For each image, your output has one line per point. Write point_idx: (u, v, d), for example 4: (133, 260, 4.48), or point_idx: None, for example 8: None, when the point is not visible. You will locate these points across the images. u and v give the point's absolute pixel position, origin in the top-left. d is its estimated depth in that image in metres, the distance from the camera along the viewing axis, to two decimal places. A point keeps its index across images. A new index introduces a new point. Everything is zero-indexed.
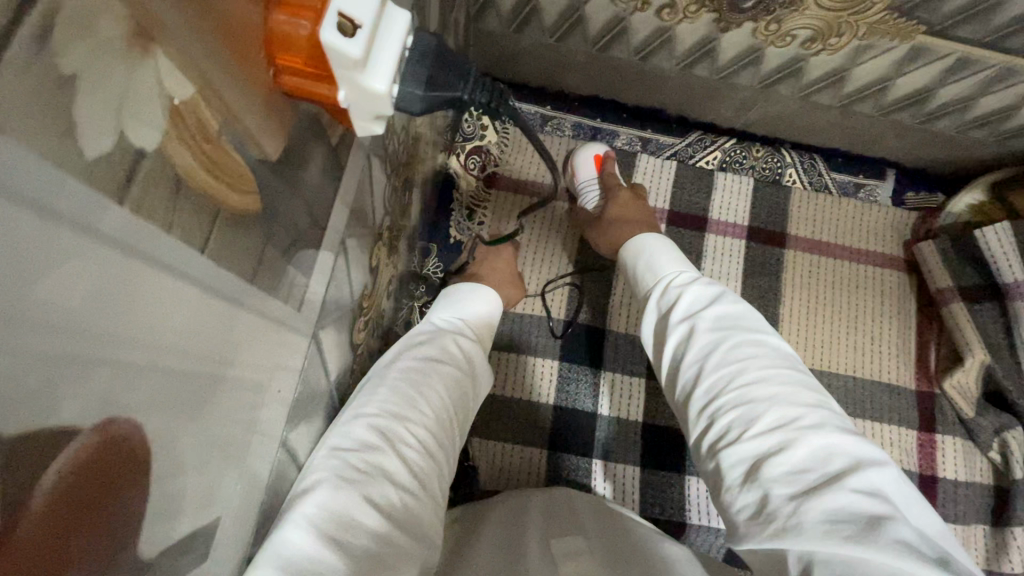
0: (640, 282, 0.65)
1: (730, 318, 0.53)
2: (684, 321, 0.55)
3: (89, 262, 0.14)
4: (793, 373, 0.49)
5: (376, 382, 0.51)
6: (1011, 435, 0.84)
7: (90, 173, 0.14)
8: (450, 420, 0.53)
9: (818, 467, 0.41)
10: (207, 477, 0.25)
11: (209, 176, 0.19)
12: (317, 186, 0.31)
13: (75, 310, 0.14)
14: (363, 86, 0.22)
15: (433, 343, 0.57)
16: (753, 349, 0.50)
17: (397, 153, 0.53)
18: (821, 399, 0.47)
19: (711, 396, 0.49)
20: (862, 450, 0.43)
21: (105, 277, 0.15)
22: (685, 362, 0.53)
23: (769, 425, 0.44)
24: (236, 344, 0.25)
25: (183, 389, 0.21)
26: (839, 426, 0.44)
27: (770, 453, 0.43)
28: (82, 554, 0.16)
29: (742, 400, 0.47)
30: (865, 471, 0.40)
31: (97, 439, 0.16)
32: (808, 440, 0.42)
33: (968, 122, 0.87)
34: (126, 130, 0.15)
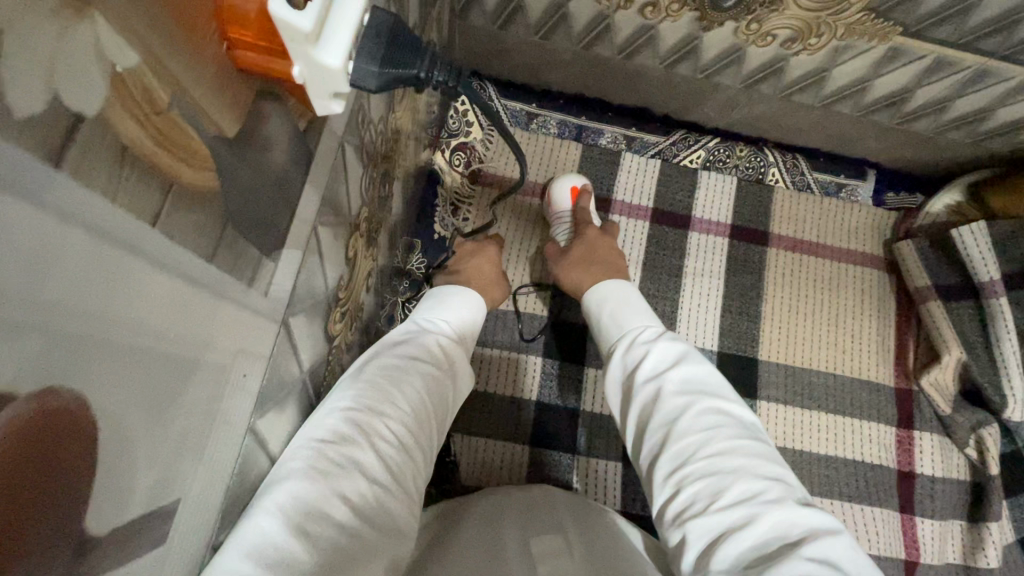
0: (602, 340, 0.69)
1: (694, 384, 0.56)
2: (650, 382, 0.58)
3: (23, 225, 0.14)
4: (754, 444, 0.52)
5: (356, 376, 0.51)
6: (987, 431, 0.86)
7: (23, 133, 0.14)
8: (428, 421, 0.52)
9: (777, 542, 0.43)
10: (165, 459, 0.25)
11: (159, 148, 0.19)
12: (284, 169, 0.31)
13: (6, 272, 0.14)
14: (318, 62, 0.22)
15: (413, 342, 0.57)
16: (716, 418, 0.53)
17: (375, 144, 0.52)
18: (779, 470, 0.50)
19: (677, 464, 0.51)
20: (818, 519, 0.45)
21: (43, 242, 0.15)
22: (652, 426, 0.55)
23: (733, 498, 0.47)
24: (194, 327, 0.24)
25: (136, 367, 0.21)
26: (796, 498, 0.47)
27: (734, 527, 0.45)
28: (21, 526, 0.16)
29: (707, 471, 0.49)
30: (821, 542, 0.43)
31: (32, 408, 0.16)
32: (769, 514, 0.45)
33: (945, 123, 0.88)
34: (64, 93, 0.15)
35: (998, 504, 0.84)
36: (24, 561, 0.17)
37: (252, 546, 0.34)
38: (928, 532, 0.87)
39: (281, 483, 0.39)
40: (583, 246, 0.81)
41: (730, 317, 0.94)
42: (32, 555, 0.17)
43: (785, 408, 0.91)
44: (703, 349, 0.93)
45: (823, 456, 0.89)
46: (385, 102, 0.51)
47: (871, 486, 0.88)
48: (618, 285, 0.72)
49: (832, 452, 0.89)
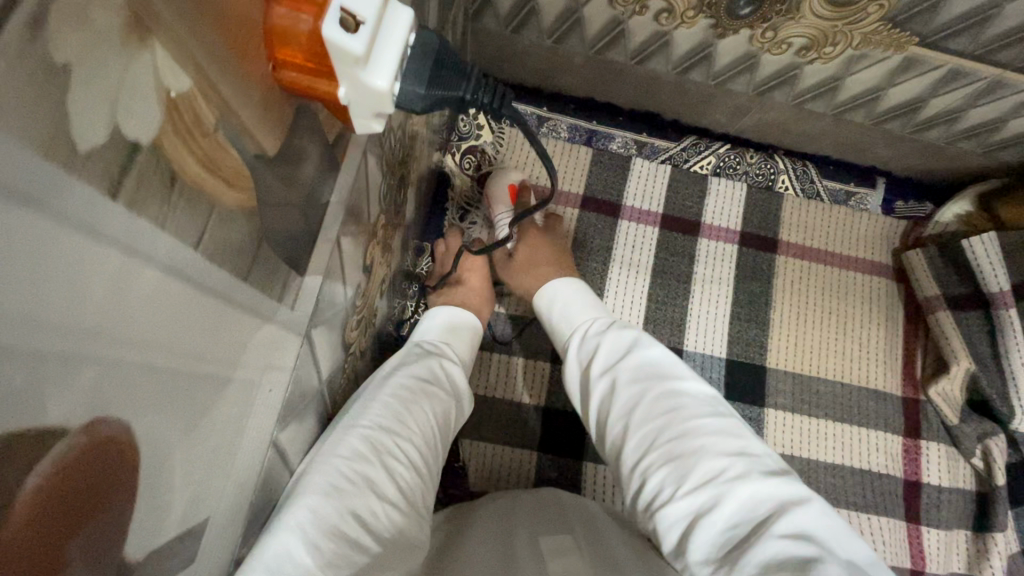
0: (558, 336, 0.70)
1: (647, 368, 0.57)
2: (604, 375, 0.59)
3: (82, 258, 0.14)
4: (715, 420, 0.52)
5: (369, 395, 0.51)
6: (993, 441, 0.86)
7: (83, 168, 0.13)
8: (436, 442, 0.53)
9: (747, 522, 0.44)
10: (198, 479, 0.24)
11: (206, 173, 0.19)
12: (314, 183, 0.30)
13: (64, 308, 0.14)
14: (364, 83, 0.21)
15: (422, 363, 0.57)
16: (674, 400, 0.54)
17: (393, 150, 0.52)
18: (743, 442, 0.50)
19: (640, 452, 0.52)
20: (786, 490, 0.46)
21: (98, 274, 0.15)
22: (613, 418, 0.56)
23: (698, 481, 0.47)
24: (228, 346, 0.24)
25: (176, 390, 0.21)
26: (762, 469, 0.47)
27: (703, 510, 0.46)
28: (70, 557, 0.16)
29: (669, 456, 0.50)
30: (791, 514, 0.43)
31: (83, 441, 0.16)
32: (734, 494, 0.45)
33: (958, 133, 0.88)
34: (121, 122, 0.15)
35: (1003, 515, 0.84)
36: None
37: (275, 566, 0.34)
38: (933, 541, 0.87)
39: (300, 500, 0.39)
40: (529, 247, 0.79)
41: (738, 323, 0.94)
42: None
43: (793, 415, 0.91)
44: (712, 355, 0.93)
45: (830, 463, 0.89)
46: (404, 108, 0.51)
47: (877, 494, 0.88)
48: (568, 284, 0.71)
49: (838, 460, 0.89)
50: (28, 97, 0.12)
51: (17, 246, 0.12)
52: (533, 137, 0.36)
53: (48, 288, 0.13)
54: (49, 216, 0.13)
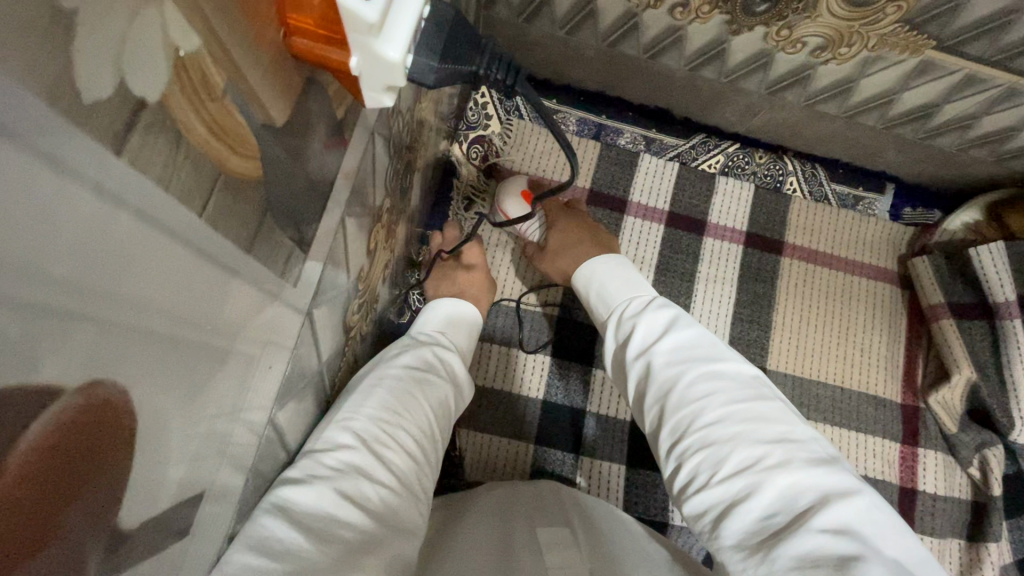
0: (596, 311, 0.70)
1: (685, 351, 0.57)
2: (640, 357, 0.59)
3: (85, 214, 0.14)
4: (754, 406, 0.52)
5: (360, 386, 0.50)
6: (992, 452, 0.86)
7: (84, 122, 0.13)
8: (433, 430, 0.52)
9: (785, 510, 0.44)
10: (195, 452, 0.24)
11: (212, 138, 0.19)
12: (321, 158, 0.30)
13: (58, 263, 0.13)
14: (376, 53, 0.21)
15: (416, 354, 0.57)
16: (711, 385, 0.53)
17: (401, 134, 0.52)
18: (784, 429, 0.50)
19: (676, 437, 0.53)
20: (829, 482, 0.46)
21: (98, 234, 0.14)
22: (648, 401, 0.56)
23: (733, 468, 0.48)
24: (229, 318, 0.24)
25: (176, 357, 0.20)
26: (803, 458, 0.47)
27: (739, 499, 0.46)
28: (62, 519, 0.16)
29: (706, 443, 0.50)
30: (831, 507, 0.43)
31: (78, 403, 0.15)
32: (774, 483, 0.46)
33: (968, 141, 0.87)
34: (128, 79, 0.14)
35: (998, 525, 0.85)
36: (67, 551, 0.16)
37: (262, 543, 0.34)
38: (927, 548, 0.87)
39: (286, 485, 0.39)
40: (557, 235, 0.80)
41: (740, 324, 0.94)
42: (71, 548, 0.17)
43: None
44: None
45: None
46: (414, 92, 0.50)
47: None
48: (611, 259, 0.71)
49: None
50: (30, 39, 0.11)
51: (16, 197, 0.12)
52: (546, 124, 0.36)
53: (46, 241, 0.13)
54: (49, 167, 0.12)
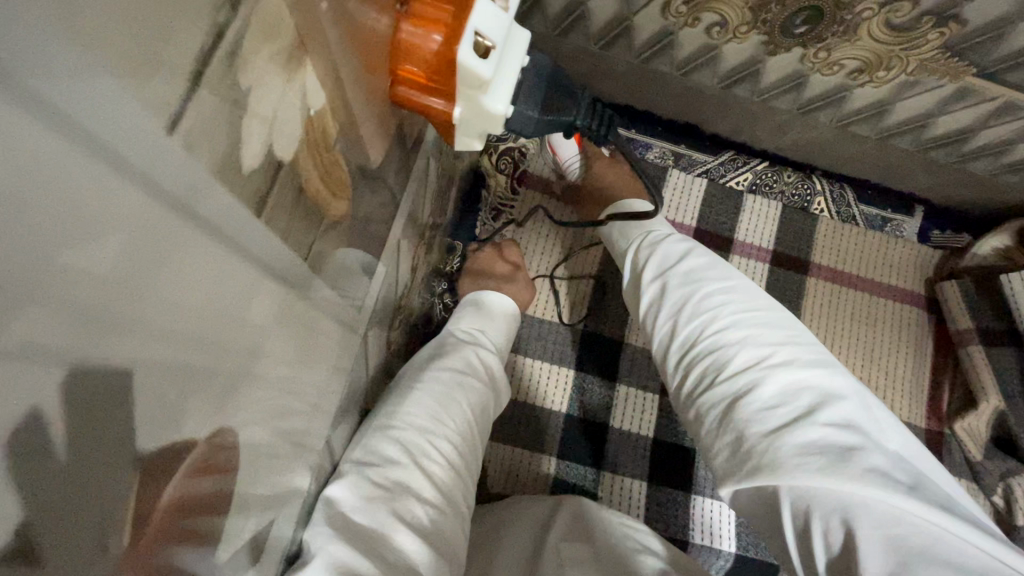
0: (616, 244, 0.72)
1: (696, 271, 0.60)
2: (657, 279, 0.62)
3: (212, 294, 0.17)
4: (762, 316, 0.56)
5: (405, 391, 0.51)
6: (1016, 482, 0.84)
7: (189, 199, 0.15)
8: (472, 433, 0.54)
9: (788, 405, 0.50)
10: (272, 480, 0.25)
11: (310, 185, 0.23)
12: (388, 190, 0.31)
13: (194, 336, 0.17)
14: (481, 102, 0.27)
15: (457, 355, 0.57)
16: (721, 297, 0.57)
17: (446, 152, 0.52)
18: (790, 334, 0.55)
19: (688, 348, 0.58)
20: (828, 381, 0.51)
21: (220, 306, 0.18)
22: (661, 317, 0.61)
23: (741, 368, 0.53)
24: (302, 347, 0.26)
25: (272, 399, 0.23)
26: (806, 359, 0.52)
27: (745, 395, 0.52)
28: (189, 547, 0.19)
29: (715, 350, 0.55)
30: (829, 403, 0.49)
31: (204, 449, 0.19)
32: (777, 379, 0.51)
33: (1001, 166, 0.87)
34: (230, 158, 0.17)
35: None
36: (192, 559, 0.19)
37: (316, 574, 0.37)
38: None
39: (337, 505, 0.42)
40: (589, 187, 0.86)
41: None
42: (196, 558, 0.20)
43: None
44: None
45: None
46: None
47: None
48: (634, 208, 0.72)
49: None
50: (164, 154, 0.14)
51: (153, 275, 0.15)
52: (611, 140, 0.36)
53: (174, 304, 0.16)
54: (173, 245, 0.15)
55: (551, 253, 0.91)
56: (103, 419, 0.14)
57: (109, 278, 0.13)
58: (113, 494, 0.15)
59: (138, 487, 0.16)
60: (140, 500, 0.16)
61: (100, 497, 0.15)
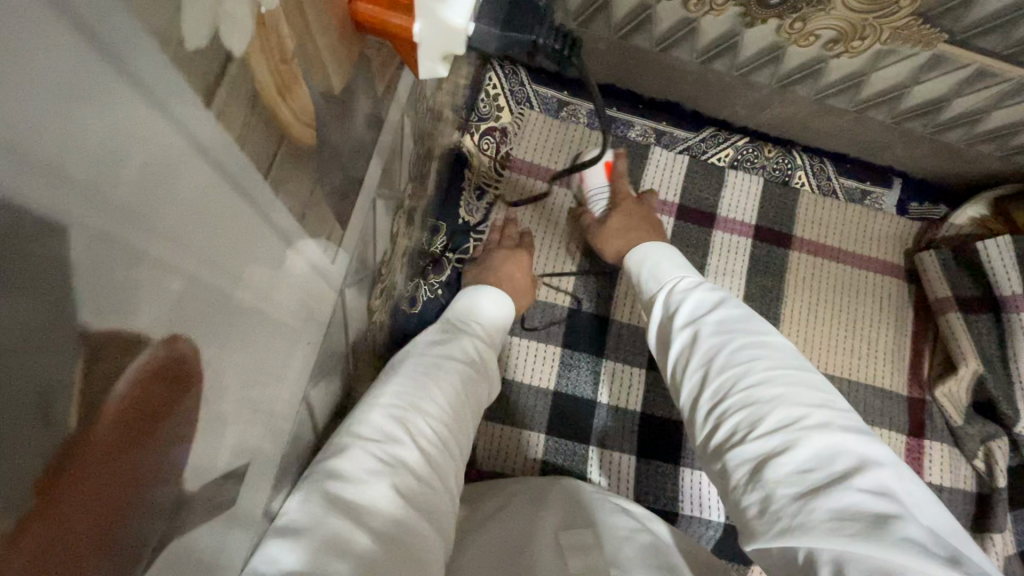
0: (644, 290, 0.73)
1: (731, 323, 0.60)
2: (688, 327, 0.62)
3: (169, 176, 0.16)
4: (798, 376, 0.54)
5: (401, 375, 0.54)
6: (995, 445, 0.87)
7: (148, 93, 0.15)
8: (463, 416, 0.55)
9: (823, 467, 0.45)
10: (247, 421, 0.25)
11: (280, 100, 0.21)
12: (359, 139, 0.31)
13: (146, 219, 0.16)
14: (442, 17, 0.25)
15: (452, 343, 0.61)
16: (754, 354, 0.56)
17: (423, 119, 0.52)
18: (824, 397, 0.52)
19: (717, 400, 0.55)
20: (867, 449, 0.47)
21: (179, 192, 0.17)
22: (691, 366, 0.59)
23: (771, 426, 0.49)
24: (277, 288, 0.25)
25: (238, 323, 0.22)
26: (841, 425, 0.49)
27: (776, 453, 0.47)
28: (148, 464, 0.18)
29: (747, 403, 0.52)
30: (869, 470, 0.45)
31: (163, 353, 0.17)
32: (812, 441, 0.47)
33: (976, 136, 0.88)
34: (187, 42, 0.16)
35: (1002, 516, 0.86)
36: (160, 483, 0.19)
37: (314, 542, 0.37)
38: None
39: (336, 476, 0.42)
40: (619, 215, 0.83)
41: None
42: (164, 486, 0.19)
43: None
44: None
45: None
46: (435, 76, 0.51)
47: None
48: (662, 249, 0.74)
49: None
50: (108, 2, 0.13)
51: (112, 161, 0.14)
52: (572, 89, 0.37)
53: (138, 199, 0.15)
54: (132, 134, 0.14)
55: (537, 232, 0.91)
56: (44, 284, 0.13)
57: (67, 153, 0.12)
58: (74, 393, 0.14)
59: (88, 373, 0.15)
60: (90, 392, 0.15)
61: (61, 393, 0.14)
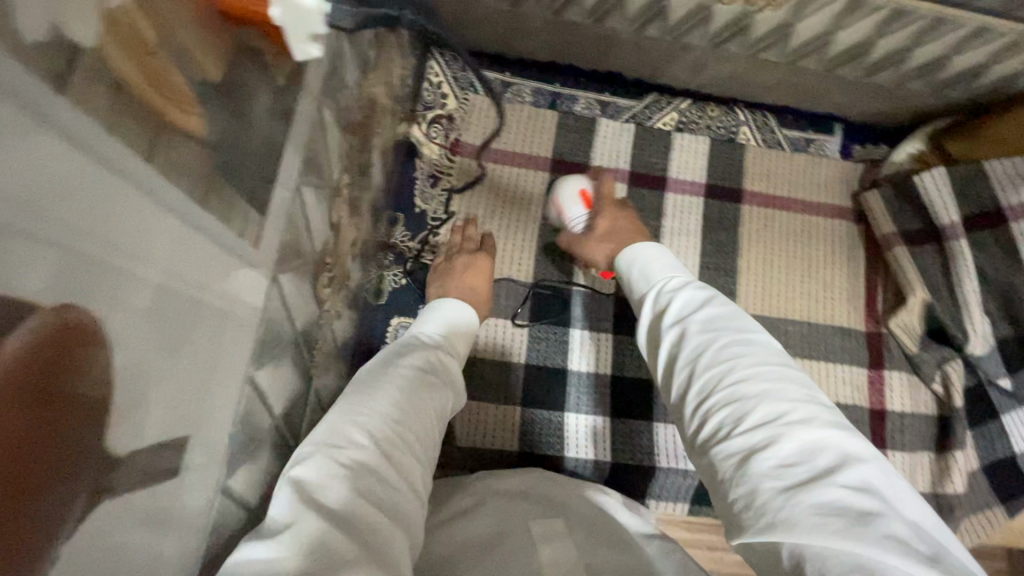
0: (636, 292, 0.72)
1: (717, 320, 0.59)
2: (675, 324, 0.62)
3: (33, 154, 0.17)
4: (782, 371, 0.54)
5: (365, 385, 0.53)
6: (951, 366, 0.92)
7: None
8: (435, 423, 0.55)
9: (805, 463, 0.46)
10: (178, 393, 0.27)
11: (150, 88, 0.23)
12: (263, 127, 0.33)
13: (19, 194, 0.17)
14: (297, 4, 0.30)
15: (420, 352, 0.60)
16: (740, 349, 0.56)
17: (352, 110, 0.53)
18: (808, 392, 0.52)
19: (705, 395, 0.54)
20: (847, 443, 0.48)
21: (49, 169, 0.18)
22: (679, 362, 0.58)
23: (757, 421, 0.49)
24: (191, 269, 0.26)
25: (151, 299, 0.24)
26: (824, 420, 0.49)
27: (761, 448, 0.47)
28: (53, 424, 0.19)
29: (733, 397, 0.52)
30: (850, 466, 0.45)
31: (53, 319, 0.19)
32: (796, 436, 0.47)
33: (905, 74, 0.91)
34: (22, 32, 0.17)
35: (962, 433, 0.91)
36: (68, 444, 0.20)
37: (288, 546, 0.39)
38: (900, 464, 0.92)
39: (303, 487, 0.43)
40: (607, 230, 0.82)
41: (708, 273, 0.97)
42: (80, 446, 0.21)
43: None
44: None
45: None
46: (357, 66, 0.52)
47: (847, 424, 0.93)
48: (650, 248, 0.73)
49: None
50: None
51: None
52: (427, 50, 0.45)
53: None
54: None
55: (493, 213, 0.94)
56: None
57: None
58: None
59: None
60: None
61: None
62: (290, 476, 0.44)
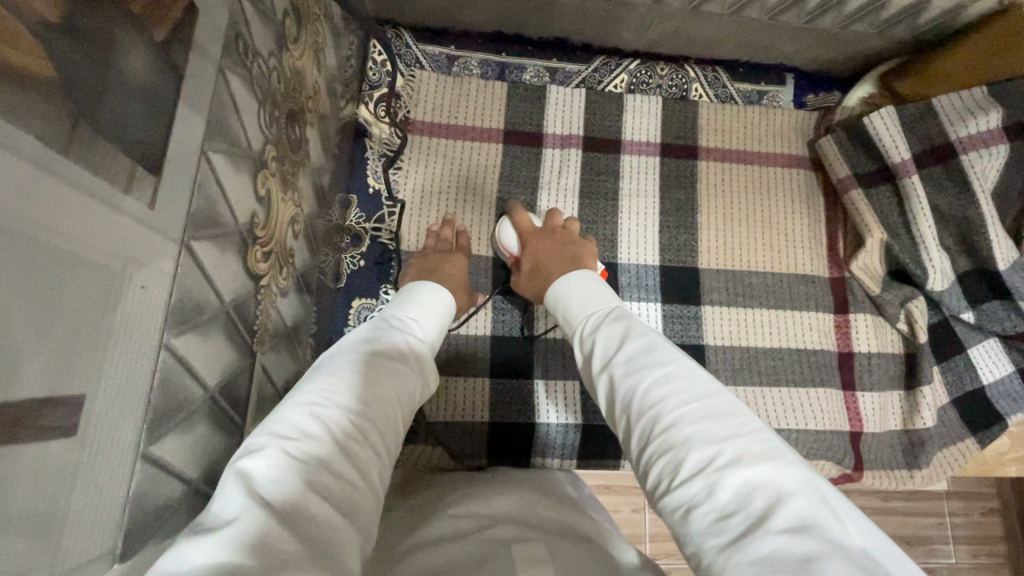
0: (567, 332, 0.72)
1: (639, 357, 0.58)
2: (604, 372, 0.61)
3: None
4: (708, 406, 0.51)
5: (322, 377, 0.51)
6: (914, 304, 0.92)
7: None
8: (397, 419, 0.53)
9: (740, 509, 0.43)
10: (57, 350, 0.26)
11: None
12: (141, 83, 0.32)
13: None
14: None
15: (383, 338, 0.59)
16: (666, 388, 0.54)
17: (272, 80, 0.52)
18: (737, 423, 0.49)
19: (643, 446, 0.52)
20: (782, 475, 0.44)
21: None
22: (617, 413, 0.57)
23: (690, 470, 0.47)
24: (62, 222, 0.26)
25: (10, 246, 0.23)
26: (755, 453, 0.46)
27: (698, 501, 0.45)
28: None
29: (666, 447, 0.50)
30: (783, 504, 0.42)
31: None
32: (728, 481, 0.44)
33: (848, 17, 0.91)
34: None
35: (928, 369, 0.92)
36: None
37: (226, 539, 0.35)
38: (869, 404, 0.93)
39: (249, 479, 0.40)
40: (547, 244, 0.83)
41: (668, 232, 0.97)
42: None
43: (728, 309, 0.95)
44: (646, 265, 0.95)
45: (769, 348, 0.94)
46: (270, 35, 0.51)
47: (815, 369, 0.94)
48: (577, 275, 0.75)
49: (776, 344, 0.94)
50: None
51: None
52: None
53: None
54: None
55: (449, 188, 0.93)
56: None
57: None
58: None
59: None
60: None
61: None
62: (237, 467, 0.41)
